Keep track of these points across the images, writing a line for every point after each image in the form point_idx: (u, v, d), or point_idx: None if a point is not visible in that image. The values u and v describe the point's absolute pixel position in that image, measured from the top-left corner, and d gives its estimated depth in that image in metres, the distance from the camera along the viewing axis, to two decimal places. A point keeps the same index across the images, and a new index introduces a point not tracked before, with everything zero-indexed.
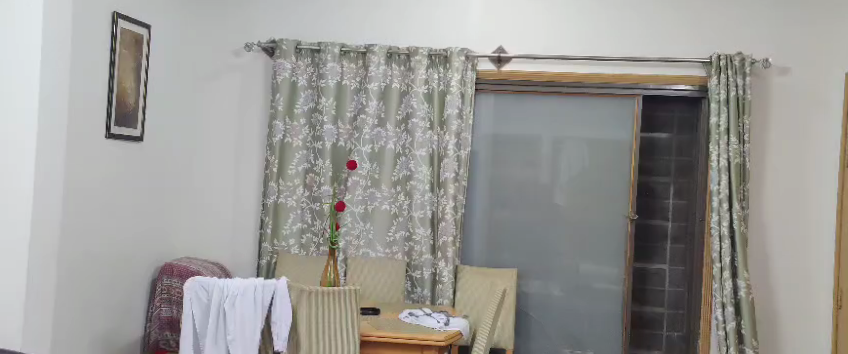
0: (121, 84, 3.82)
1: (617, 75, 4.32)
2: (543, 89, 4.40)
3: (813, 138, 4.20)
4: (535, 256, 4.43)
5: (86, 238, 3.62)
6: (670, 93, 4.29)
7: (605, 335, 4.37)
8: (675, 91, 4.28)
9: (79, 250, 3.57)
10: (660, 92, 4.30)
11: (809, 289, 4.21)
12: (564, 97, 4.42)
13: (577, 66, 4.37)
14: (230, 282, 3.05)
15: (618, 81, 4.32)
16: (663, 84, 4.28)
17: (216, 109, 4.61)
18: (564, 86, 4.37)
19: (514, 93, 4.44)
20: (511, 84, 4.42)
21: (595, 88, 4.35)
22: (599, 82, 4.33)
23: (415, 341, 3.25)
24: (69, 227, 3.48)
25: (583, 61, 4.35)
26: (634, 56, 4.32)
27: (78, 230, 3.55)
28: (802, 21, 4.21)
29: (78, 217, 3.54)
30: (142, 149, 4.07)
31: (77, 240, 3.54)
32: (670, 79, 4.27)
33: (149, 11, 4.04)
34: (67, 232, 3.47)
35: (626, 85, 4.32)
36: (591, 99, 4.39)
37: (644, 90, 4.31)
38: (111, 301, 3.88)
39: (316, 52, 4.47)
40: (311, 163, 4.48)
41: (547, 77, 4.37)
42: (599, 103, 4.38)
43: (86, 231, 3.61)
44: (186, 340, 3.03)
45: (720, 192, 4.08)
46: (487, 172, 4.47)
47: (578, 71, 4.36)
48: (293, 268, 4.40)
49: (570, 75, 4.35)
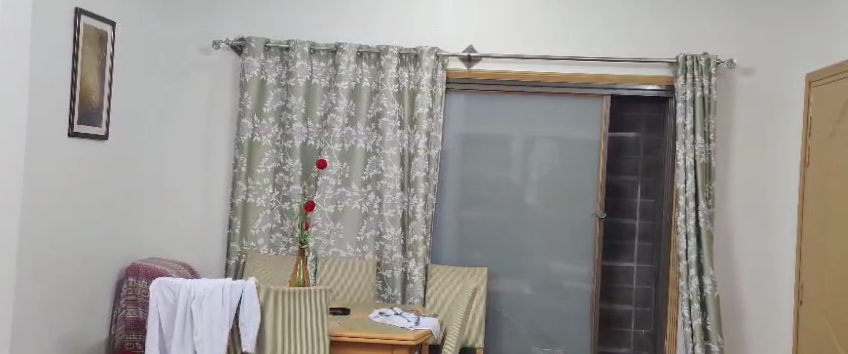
0: (84, 81, 3.75)
1: (598, 75, 4.35)
2: (529, 89, 4.41)
3: (775, 137, 4.28)
4: (506, 256, 4.45)
5: (49, 239, 3.55)
6: (642, 93, 4.34)
7: (576, 334, 4.41)
8: (646, 91, 4.33)
9: (41, 250, 3.50)
10: (635, 92, 4.34)
11: (771, 286, 4.30)
12: (549, 97, 4.43)
13: (561, 66, 4.39)
14: (197, 283, 3.03)
15: (599, 81, 4.35)
16: (636, 84, 4.33)
17: (184, 107, 4.55)
18: (548, 86, 4.39)
19: (503, 93, 4.45)
20: (499, 85, 4.42)
21: (578, 87, 4.37)
22: (581, 82, 4.36)
23: (386, 341, 3.24)
24: (32, 226, 3.42)
25: (565, 61, 4.38)
26: (610, 56, 4.35)
27: (40, 229, 3.48)
28: (772, 22, 4.29)
29: (40, 215, 3.47)
30: (106, 147, 3.99)
31: (38, 238, 3.47)
32: (642, 79, 4.32)
33: (114, 7, 3.97)
34: (29, 231, 3.40)
35: (606, 85, 4.35)
36: (573, 99, 4.41)
37: (625, 90, 4.34)
38: (75, 303, 3.80)
39: (285, 50, 4.43)
40: (281, 163, 4.45)
41: (534, 77, 4.38)
42: (579, 102, 4.41)
43: (49, 230, 3.55)
44: (152, 343, 2.98)
45: (687, 191, 4.14)
46: (458, 172, 4.48)
47: (562, 71, 4.38)
48: (261, 268, 4.36)
49: (554, 75, 4.37)
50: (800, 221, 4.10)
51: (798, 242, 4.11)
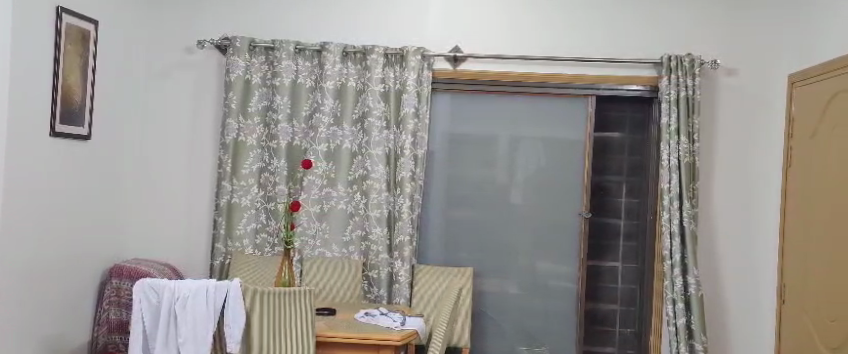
0: (66, 82, 3.71)
1: (574, 76, 4.37)
2: (511, 89, 4.42)
3: (758, 137, 4.32)
4: (492, 256, 4.46)
5: (30, 239, 3.51)
6: (622, 93, 4.36)
7: (561, 333, 4.42)
8: (627, 91, 4.35)
9: (21, 251, 3.45)
10: (613, 92, 4.36)
11: (754, 285, 4.33)
12: (529, 98, 4.45)
13: (539, 66, 4.40)
14: (182, 283, 3.01)
15: (576, 81, 4.37)
16: (614, 84, 4.35)
17: (166, 106, 4.51)
18: (528, 86, 4.41)
19: (486, 93, 4.46)
20: (481, 85, 4.43)
21: (557, 87, 4.39)
22: (560, 82, 4.38)
23: (370, 341, 3.24)
24: (13, 226, 3.38)
25: (543, 61, 4.39)
26: (585, 56, 4.37)
27: (20, 230, 3.43)
28: (749, 23, 4.32)
29: (20, 213, 3.43)
30: (88, 147, 3.95)
31: (19, 239, 3.43)
32: (620, 79, 4.34)
33: (96, 6, 3.93)
34: (9, 232, 3.36)
35: (583, 85, 4.37)
36: (551, 99, 4.44)
37: (603, 90, 4.36)
38: (58, 305, 3.76)
39: (270, 50, 4.41)
40: (266, 163, 4.42)
41: (514, 77, 4.40)
42: (557, 102, 4.43)
43: (30, 230, 3.51)
44: (135, 343, 2.98)
45: (671, 191, 4.17)
46: (444, 172, 4.48)
47: (540, 72, 4.40)
48: (246, 268, 4.33)
49: (533, 75, 4.39)
50: (782, 221, 4.15)
51: (781, 242, 4.15)
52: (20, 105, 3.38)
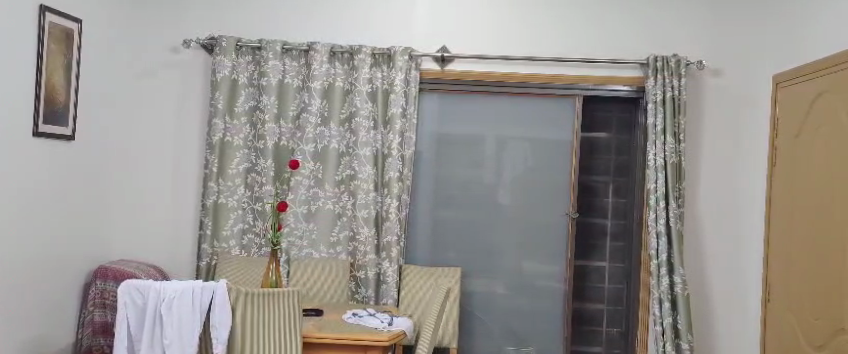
0: (49, 80, 3.67)
1: (553, 75, 4.38)
2: (494, 89, 4.43)
3: (743, 138, 4.35)
4: (480, 256, 4.46)
5: (29, 239, 3.60)
6: (603, 93, 4.37)
7: (549, 334, 4.42)
8: (608, 91, 4.37)
9: (15, 250, 3.50)
10: (593, 92, 4.38)
11: (741, 284, 4.36)
12: (511, 98, 4.46)
13: (520, 66, 4.41)
14: (167, 285, 2.98)
15: (556, 81, 4.38)
16: (595, 85, 4.37)
17: (153, 105, 4.48)
18: (509, 86, 4.42)
19: (468, 93, 4.46)
20: (465, 85, 4.43)
21: (538, 87, 4.40)
22: (540, 82, 4.39)
23: (341, 340, 3.22)
24: (9, 226, 3.45)
25: (524, 61, 4.40)
26: (563, 56, 4.39)
27: (19, 231, 3.52)
28: (731, 22, 4.36)
29: (16, 214, 3.48)
30: (72, 148, 3.91)
31: (17, 240, 3.50)
32: (599, 80, 4.35)
33: (80, 5, 3.90)
34: (5, 232, 3.41)
35: (563, 85, 4.38)
36: (531, 100, 4.44)
37: (583, 90, 4.38)
38: (40, 307, 3.71)
39: (257, 49, 4.40)
40: (253, 163, 4.40)
41: (496, 77, 4.41)
42: (538, 102, 4.44)
43: (27, 231, 3.57)
44: (120, 343, 2.96)
45: (657, 190, 4.19)
46: (432, 172, 4.48)
47: (521, 72, 4.41)
48: (232, 269, 4.30)
49: (515, 75, 4.40)
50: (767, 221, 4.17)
51: (766, 242, 4.16)
52: (9, 104, 3.40)
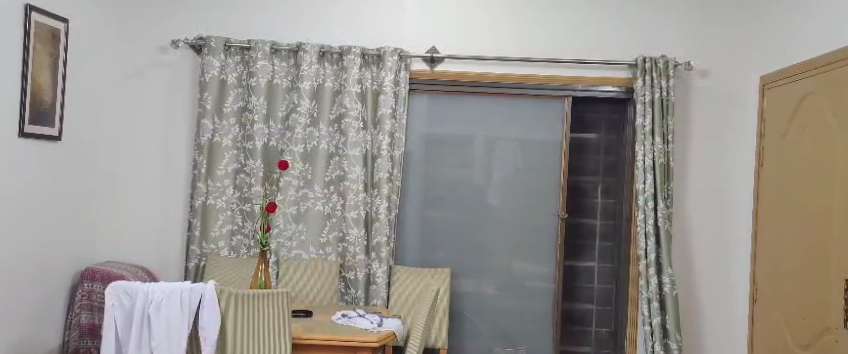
0: (35, 80, 3.64)
1: (525, 75, 4.40)
2: (468, 89, 4.43)
3: (730, 138, 4.37)
4: (470, 256, 4.46)
5: (30, 239, 3.67)
6: (575, 92, 4.39)
7: (537, 334, 4.44)
8: (578, 91, 4.39)
9: (15, 250, 3.56)
10: (561, 92, 4.39)
11: (728, 283, 4.39)
12: (487, 98, 4.47)
13: (492, 66, 4.42)
14: (155, 287, 2.96)
15: (527, 81, 4.40)
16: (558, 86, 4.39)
17: (142, 105, 4.45)
18: (482, 86, 4.43)
19: (446, 94, 4.47)
20: (441, 85, 4.44)
21: (512, 87, 4.42)
22: (513, 82, 4.41)
23: (316, 340, 3.21)
24: (9, 226, 3.51)
25: (495, 61, 4.41)
26: (531, 56, 4.41)
27: (19, 232, 3.58)
28: (714, 22, 4.39)
29: (16, 214, 3.55)
30: (58, 149, 3.88)
31: (17, 239, 3.57)
32: (564, 80, 4.38)
33: (69, 5, 3.89)
34: (5, 232, 3.48)
35: (535, 85, 4.40)
36: (503, 100, 4.46)
37: (554, 90, 4.40)
38: (27, 309, 3.68)
39: (246, 50, 4.38)
40: (242, 164, 4.39)
41: (470, 77, 4.41)
42: (513, 102, 4.46)
43: (27, 231, 3.65)
44: (108, 346, 2.94)
45: (646, 191, 4.20)
46: (422, 172, 4.48)
47: (494, 72, 4.42)
48: (221, 270, 4.28)
49: (488, 75, 4.41)
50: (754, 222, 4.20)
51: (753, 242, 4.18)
52: (8, 105, 3.46)
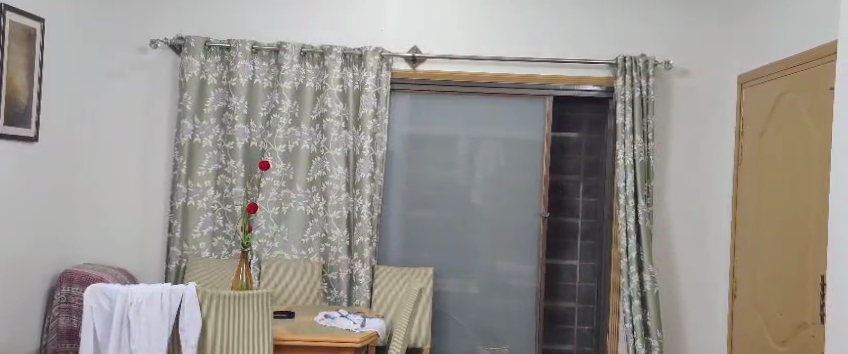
0: (11, 80, 3.58)
1: (525, 75, 4.41)
2: (461, 89, 4.44)
3: (708, 137, 4.42)
4: (452, 255, 4.46)
5: (30, 238, 3.80)
6: (548, 92, 4.41)
7: (521, 333, 4.45)
8: (553, 90, 4.41)
9: (11, 250, 3.65)
10: (534, 92, 4.42)
11: (707, 280, 4.42)
12: (462, 98, 4.47)
13: (489, 66, 4.44)
14: (135, 288, 2.93)
15: (527, 81, 4.41)
16: (531, 85, 4.41)
17: (120, 106, 4.40)
18: (479, 86, 4.43)
19: (424, 94, 4.47)
20: (434, 85, 4.44)
21: (511, 87, 4.42)
22: (489, 81, 4.42)
23: (302, 341, 3.19)
24: (9, 226, 3.64)
25: (492, 61, 4.42)
26: (505, 55, 4.42)
27: (18, 232, 3.71)
28: (693, 22, 4.43)
29: (13, 216, 3.66)
30: (37, 150, 3.84)
31: (17, 239, 3.69)
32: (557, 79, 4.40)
33: (47, 5, 3.86)
34: (5, 232, 3.60)
35: (535, 85, 4.41)
36: (479, 99, 4.47)
37: (556, 90, 4.41)
38: (4, 312, 3.64)
39: (225, 49, 4.35)
40: (223, 164, 4.36)
41: (464, 77, 4.42)
42: (488, 101, 4.47)
43: (26, 231, 3.77)
44: (86, 349, 2.89)
45: (626, 190, 4.23)
46: (403, 172, 4.47)
47: (489, 72, 4.43)
48: (203, 271, 4.24)
49: (484, 75, 4.42)
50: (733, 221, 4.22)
51: (732, 240, 4.22)
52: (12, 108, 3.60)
